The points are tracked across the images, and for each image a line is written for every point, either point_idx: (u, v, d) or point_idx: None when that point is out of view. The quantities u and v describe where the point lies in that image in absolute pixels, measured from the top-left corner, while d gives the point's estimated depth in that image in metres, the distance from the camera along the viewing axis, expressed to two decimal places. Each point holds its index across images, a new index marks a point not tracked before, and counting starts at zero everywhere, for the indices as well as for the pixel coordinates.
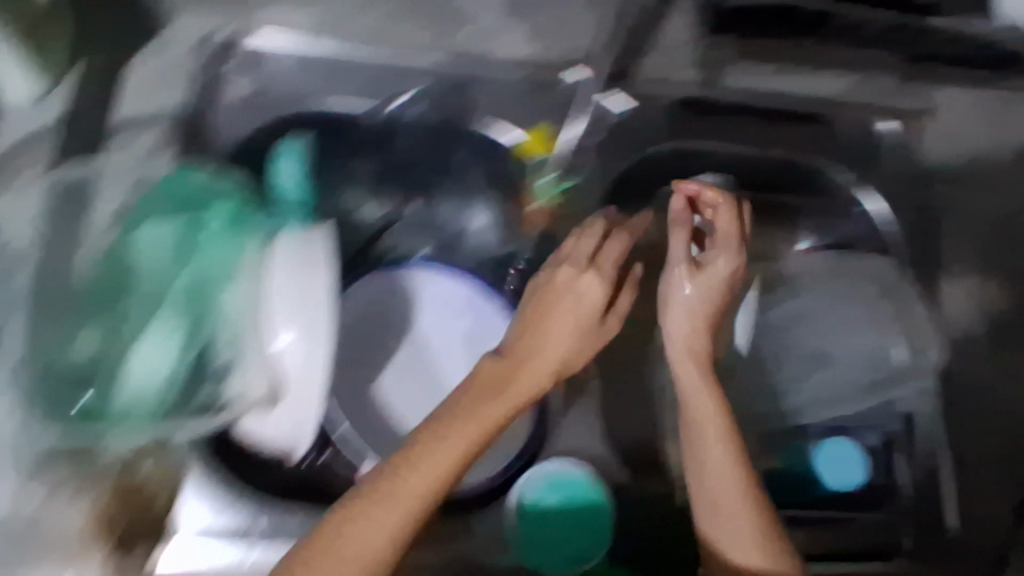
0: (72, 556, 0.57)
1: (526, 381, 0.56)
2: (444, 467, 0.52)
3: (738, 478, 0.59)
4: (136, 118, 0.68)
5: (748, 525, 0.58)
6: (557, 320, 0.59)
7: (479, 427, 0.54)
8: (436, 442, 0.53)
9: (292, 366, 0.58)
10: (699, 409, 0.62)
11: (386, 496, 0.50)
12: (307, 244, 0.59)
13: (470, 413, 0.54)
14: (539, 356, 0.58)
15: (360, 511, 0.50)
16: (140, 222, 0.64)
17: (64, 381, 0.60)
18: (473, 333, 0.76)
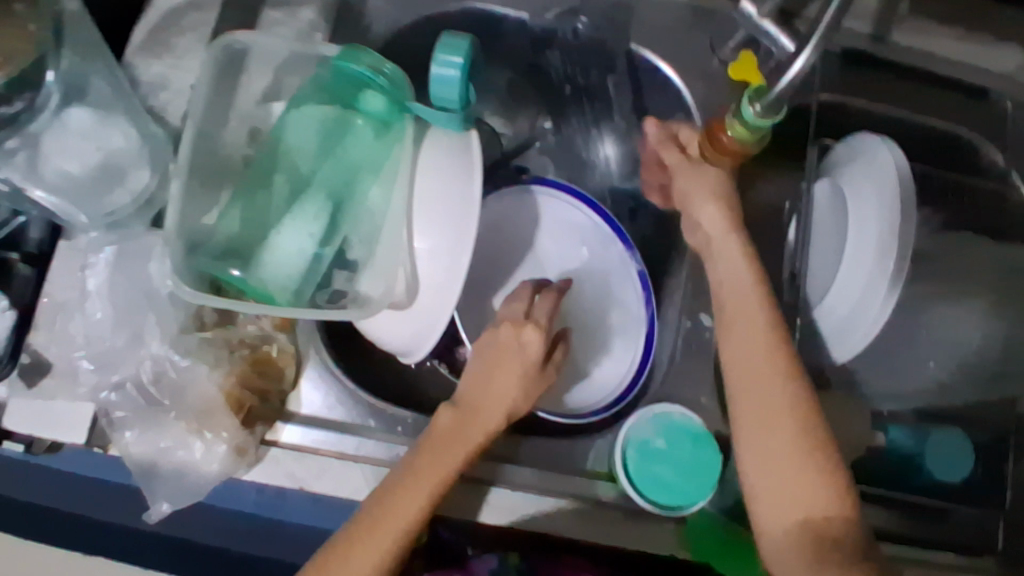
0: (207, 424, 0.58)
1: (490, 403, 0.57)
2: (422, 490, 0.55)
3: (787, 441, 0.55)
4: (308, 5, 0.70)
5: (800, 498, 0.54)
6: (510, 353, 0.58)
7: (449, 461, 0.55)
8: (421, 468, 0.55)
9: (435, 262, 0.62)
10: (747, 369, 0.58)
11: (376, 530, 0.53)
12: (461, 150, 0.64)
13: (445, 438, 0.56)
14: (499, 393, 0.57)
15: (352, 539, 0.53)
16: (298, 103, 0.65)
17: (214, 250, 0.61)
18: (590, 262, 0.77)
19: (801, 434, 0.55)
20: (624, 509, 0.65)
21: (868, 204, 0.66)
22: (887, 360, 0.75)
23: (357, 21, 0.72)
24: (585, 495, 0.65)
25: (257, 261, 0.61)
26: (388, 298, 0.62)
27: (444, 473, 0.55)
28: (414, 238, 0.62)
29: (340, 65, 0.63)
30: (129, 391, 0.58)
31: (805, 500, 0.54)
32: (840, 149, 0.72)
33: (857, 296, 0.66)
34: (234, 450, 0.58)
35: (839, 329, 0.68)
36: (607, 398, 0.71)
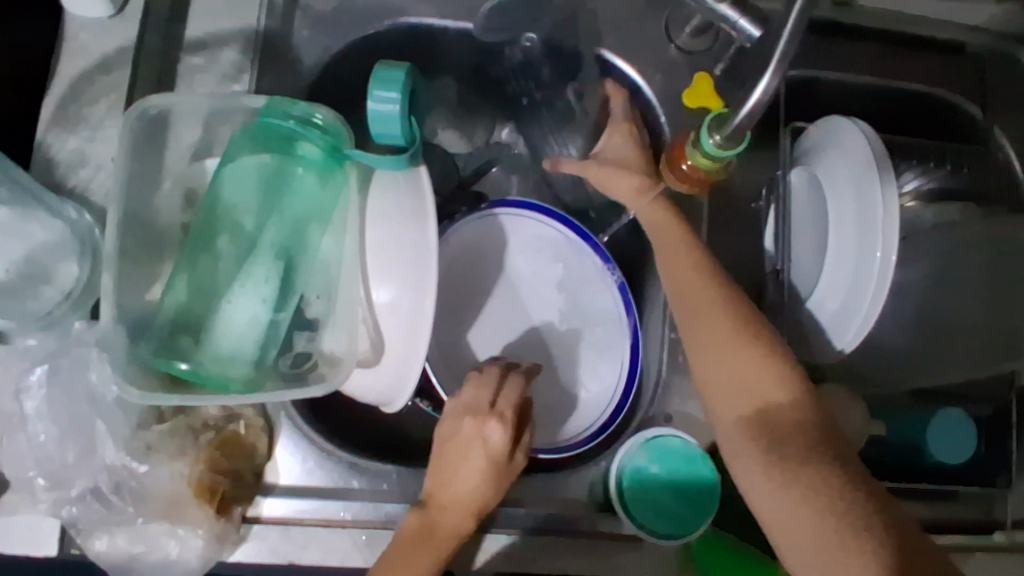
0: (179, 519, 0.55)
1: (458, 510, 0.55)
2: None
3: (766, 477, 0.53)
4: (229, 44, 0.64)
5: (810, 536, 0.50)
6: (471, 435, 0.56)
7: (426, 549, 0.54)
8: (401, 558, 0.54)
9: (398, 318, 0.58)
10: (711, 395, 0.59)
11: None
12: (412, 191, 0.59)
13: (423, 525, 0.55)
14: (463, 473, 0.55)
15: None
16: (231, 158, 0.58)
17: (160, 336, 0.56)
18: (565, 279, 0.72)
19: (798, 462, 0.52)
20: (628, 539, 0.62)
21: (846, 191, 0.62)
22: (883, 348, 0.71)
23: (286, 53, 0.66)
24: (586, 531, 0.63)
25: (209, 339, 0.57)
26: (354, 356, 0.59)
27: None
28: (373, 291, 0.58)
29: (266, 120, 0.58)
30: (91, 502, 0.55)
31: (798, 495, 0.51)
32: (817, 132, 0.67)
33: (846, 289, 0.62)
34: (213, 539, 0.56)
35: (833, 325, 0.64)
36: (597, 421, 0.68)
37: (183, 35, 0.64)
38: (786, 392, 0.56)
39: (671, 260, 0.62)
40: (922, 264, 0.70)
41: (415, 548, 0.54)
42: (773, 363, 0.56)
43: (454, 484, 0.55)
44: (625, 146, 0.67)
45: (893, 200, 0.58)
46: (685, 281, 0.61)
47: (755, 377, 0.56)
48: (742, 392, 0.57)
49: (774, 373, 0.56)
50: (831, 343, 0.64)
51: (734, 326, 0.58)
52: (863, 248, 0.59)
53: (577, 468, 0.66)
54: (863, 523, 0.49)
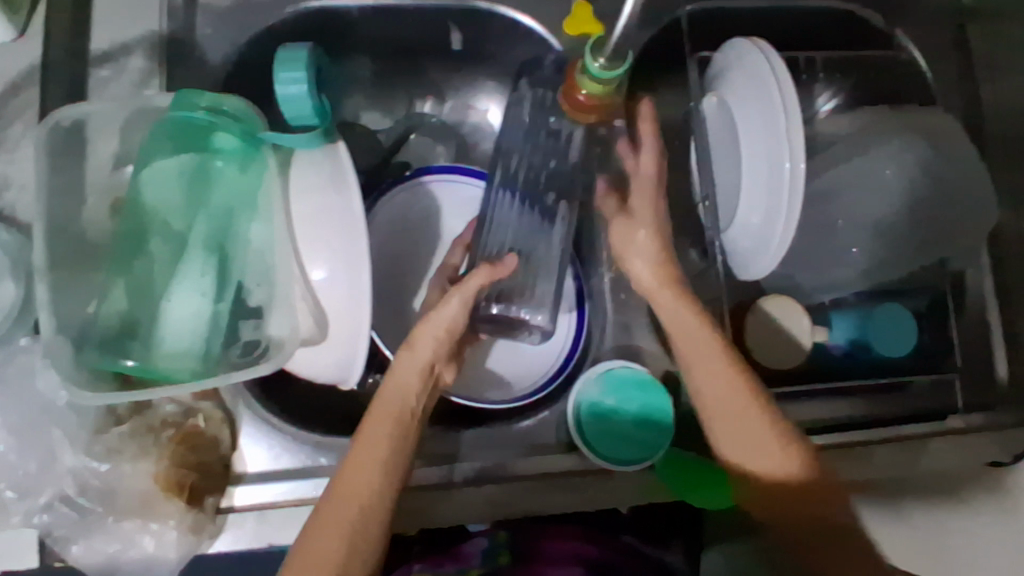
0: (151, 515, 0.58)
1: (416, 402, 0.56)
2: (366, 475, 0.51)
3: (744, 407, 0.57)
4: (134, 52, 0.66)
5: (761, 435, 0.56)
6: (436, 336, 0.57)
7: (387, 432, 0.53)
8: (362, 451, 0.52)
9: (336, 290, 0.59)
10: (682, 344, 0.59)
11: (327, 528, 0.50)
12: (332, 165, 0.60)
13: (379, 416, 0.54)
14: (415, 365, 0.56)
15: (307, 543, 0.49)
16: (146, 161, 0.60)
17: (102, 340, 0.57)
18: None
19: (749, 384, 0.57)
20: (595, 472, 0.65)
21: (751, 106, 0.64)
22: (813, 259, 0.73)
23: (193, 54, 0.67)
24: (556, 471, 0.65)
25: (153, 338, 0.58)
26: (298, 335, 0.60)
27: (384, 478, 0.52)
28: (308, 269, 0.59)
29: (177, 114, 0.59)
30: (60, 508, 0.58)
31: (743, 406, 0.57)
32: (719, 59, 0.69)
33: (762, 203, 0.64)
34: (188, 530, 0.57)
35: (757, 241, 0.65)
36: (553, 363, 0.72)
37: (88, 48, 0.65)
38: (795, 462, 0.56)
39: (684, 331, 0.59)
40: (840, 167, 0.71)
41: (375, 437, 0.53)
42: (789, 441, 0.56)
43: (402, 371, 0.56)
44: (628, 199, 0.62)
45: (793, 103, 0.60)
46: (699, 363, 0.58)
47: (773, 456, 0.56)
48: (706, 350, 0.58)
49: (784, 448, 0.56)
50: (757, 259, 0.65)
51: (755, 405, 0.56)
52: (772, 156, 0.61)
53: (540, 412, 0.69)
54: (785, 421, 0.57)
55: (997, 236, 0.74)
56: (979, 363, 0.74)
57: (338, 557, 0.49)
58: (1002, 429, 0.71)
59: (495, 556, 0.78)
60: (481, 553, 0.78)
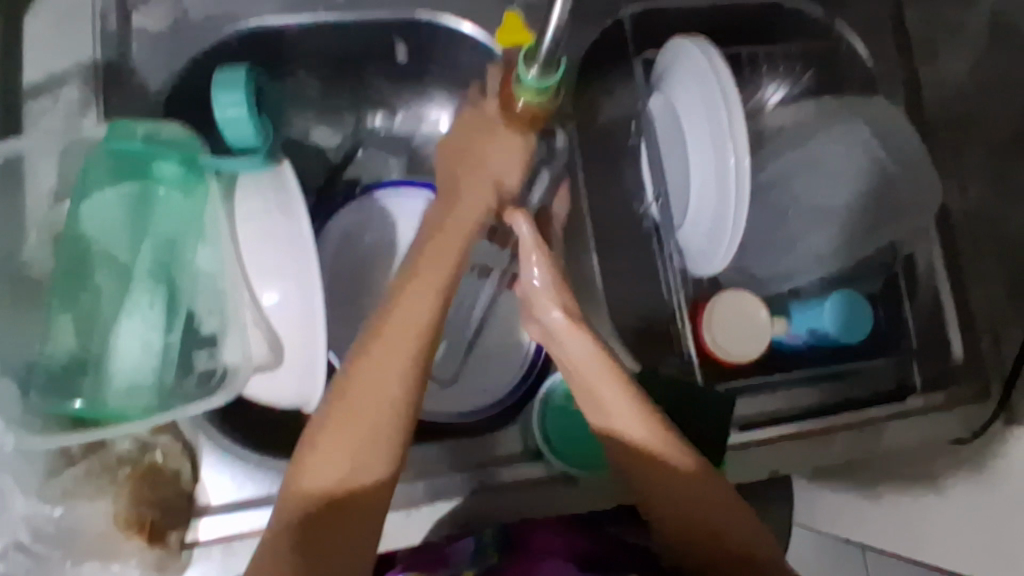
0: (110, 556, 0.57)
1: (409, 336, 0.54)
2: (386, 388, 0.52)
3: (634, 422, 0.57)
4: (69, 82, 0.64)
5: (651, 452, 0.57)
6: (458, 245, 0.58)
7: (410, 346, 0.54)
8: (376, 369, 0.52)
9: (290, 312, 0.59)
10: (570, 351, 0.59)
11: (345, 428, 0.52)
12: (277, 189, 0.61)
13: (407, 328, 0.54)
14: (442, 274, 0.56)
15: (322, 442, 0.51)
16: (85, 194, 0.59)
17: (48, 382, 0.56)
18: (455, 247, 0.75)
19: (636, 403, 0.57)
20: (562, 478, 0.66)
21: (695, 104, 0.65)
22: (771, 252, 0.73)
23: (129, 79, 0.65)
24: (524, 480, 0.65)
25: (103, 376, 0.57)
26: (252, 362, 0.59)
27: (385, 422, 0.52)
28: (259, 293, 0.60)
29: (116, 145, 0.59)
30: (15, 556, 0.56)
31: (639, 424, 0.57)
32: (664, 57, 0.69)
33: (712, 200, 0.64)
34: (151, 568, 0.57)
35: (707, 238, 0.66)
36: (517, 370, 0.73)
37: (20, 82, 0.64)
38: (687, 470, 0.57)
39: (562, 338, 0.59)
40: (786, 159, 0.72)
41: (399, 343, 0.53)
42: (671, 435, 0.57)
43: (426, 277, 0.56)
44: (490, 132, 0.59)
45: (735, 100, 0.60)
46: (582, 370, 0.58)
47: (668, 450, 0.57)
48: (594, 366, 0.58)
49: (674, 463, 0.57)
50: (711, 255, 0.66)
51: (638, 415, 0.57)
52: (718, 152, 0.62)
53: (506, 426, 0.69)
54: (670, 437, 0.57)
55: (945, 216, 0.76)
56: (937, 343, 0.75)
57: (354, 457, 0.51)
58: (964, 405, 0.73)
59: (485, 552, 0.66)
60: (470, 554, 0.64)
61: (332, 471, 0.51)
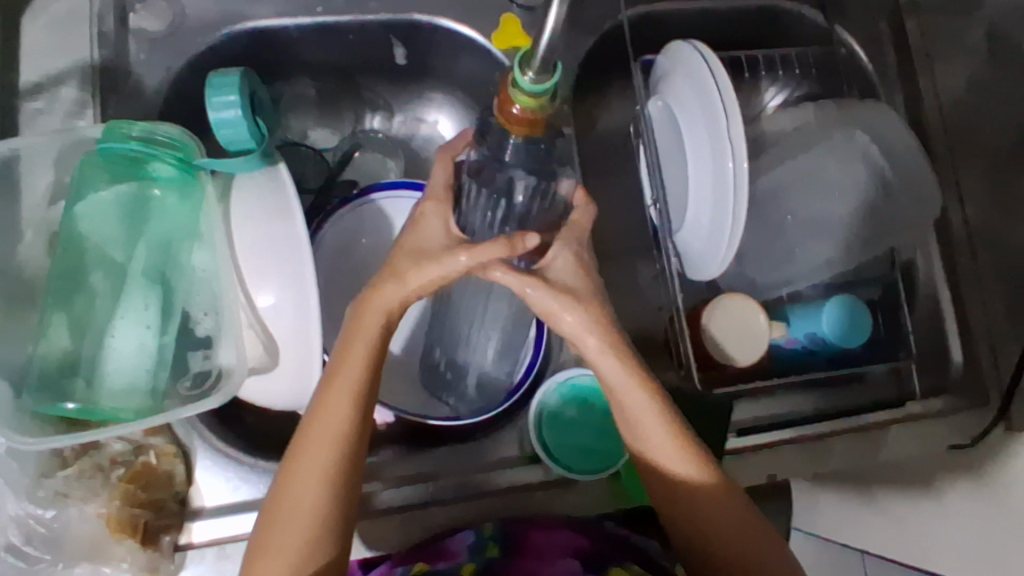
0: (102, 559, 0.56)
1: (354, 369, 0.52)
2: (311, 485, 0.50)
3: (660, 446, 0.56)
4: (67, 82, 0.64)
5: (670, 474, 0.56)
6: (376, 323, 0.53)
7: (333, 438, 0.51)
8: (321, 416, 0.51)
9: (284, 316, 0.59)
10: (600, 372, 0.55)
11: (280, 527, 0.50)
12: (273, 189, 0.60)
13: (327, 421, 0.51)
14: (373, 332, 0.53)
15: (263, 544, 0.50)
16: (81, 195, 0.59)
17: (43, 381, 0.56)
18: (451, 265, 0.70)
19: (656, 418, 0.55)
20: (558, 482, 0.66)
21: (695, 108, 0.64)
22: (768, 255, 0.73)
23: (126, 80, 0.66)
24: (519, 485, 0.65)
25: (98, 376, 0.57)
26: (247, 364, 0.59)
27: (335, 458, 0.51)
28: (254, 295, 0.59)
29: (108, 145, 0.57)
30: (5, 558, 0.56)
31: (659, 447, 0.56)
32: (663, 61, 0.69)
33: (711, 204, 0.64)
34: (142, 570, 0.56)
35: (707, 242, 0.66)
36: (514, 375, 0.70)
37: (18, 80, 0.64)
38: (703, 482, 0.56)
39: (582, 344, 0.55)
40: (786, 163, 0.72)
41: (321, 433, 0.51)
42: (693, 448, 0.56)
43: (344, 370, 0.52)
44: (436, 227, 0.55)
45: (735, 105, 0.60)
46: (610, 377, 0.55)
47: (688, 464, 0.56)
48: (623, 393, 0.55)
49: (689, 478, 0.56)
50: (710, 258, 0.66)
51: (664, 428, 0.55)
52: (716, 156, 0.62)
53: (502, 429, 0.68)
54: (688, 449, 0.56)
55: (944, 222, 0.75)
56: (936, 349, 0.75)
57: (294, 556, 0.49)
58: (958, 414, 0.73)
59: (483, 549, 0.68)
60: (469, 549, 0.68)
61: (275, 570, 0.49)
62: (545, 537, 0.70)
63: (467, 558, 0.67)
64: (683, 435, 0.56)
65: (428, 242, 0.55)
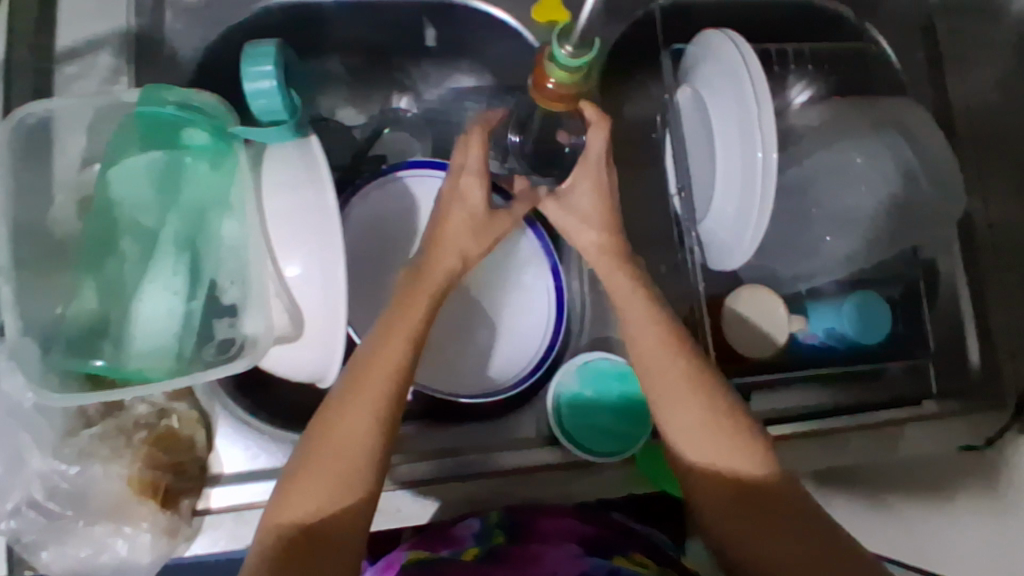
0: (123, 518, 0.56)
1: (413, 317, 0.56)
2: (361, 429, 0.51)
3: (689, 383, 0.56)
4: (102, 47, 0.65)
5: (693, 412, 0.55)
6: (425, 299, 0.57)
7: (391, 372, 0.53)
8: (381, 351, 0.54)
9: (310, 290, 0.59)
10: (630, 315, 0.60)
11: (322, 462, 0.50)
12: (305, 161, 0.60)
13: (390, 360, 0.53)
14: (431, 287, 0.58)
15: (301, 476, 0.50)
16: (114, 158, 0.59)
17: (71, 342, 0.57)
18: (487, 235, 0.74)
19: (677, 355, 0.57)
20: (575, 465, 0.66)
21: (725, 97, 0.65)
22: (789, 248, 0.73)
23: (161, 49, 0.66)
24: (536, 466, 0.66)
25: (125, 339, 0.57)
26: (273, 333, 0.59)
27: (390, 390, 0.53)
28: (283, 265, 0.59)
29: (145, 110, 0.58)
30: (28, 513, 0.56)
31: (685, 384, 0.56)
32: (692, 52, 0.70)
33: (737, 193, 0.64)
34: (161, 533, 0.56)
35: (731, 231, 0.66)
36: (533, 357, 0.71)
37: (55, 44, 0.64)
38: (748, 442, 0.55)
39: (626, 312, 0.60)
40: (813, 157, 0.71)
41: (382, 369, 0.53)
42: (744, 431, 0.55)
43: (405, 324, 0.55)
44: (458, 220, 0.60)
45: (765, 93, 0.60)
46: (641, 341, 0.59)
47: (696, 417, 0.55)
48: (648, 337, 0.58)
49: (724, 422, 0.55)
50: (734, 247, 0.66)
51: (680, 365, 0.57)
52: (746, 145, 0.62)
53: (520, 411, 0.69)
54: (703, 380, 0.57)
55: (966, 222, 0.75)
56: (954, 347, 0.75)
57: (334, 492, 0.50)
58: (974, 414, 0.72)
59: (490, 537, 0.66)
60: (474, 535, 0.65)
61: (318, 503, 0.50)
62: (550, 524, 0.68)
63: (472, 543, 0.64)
64: (731, 410, 0.56)
65: (459, 220, 0.60)
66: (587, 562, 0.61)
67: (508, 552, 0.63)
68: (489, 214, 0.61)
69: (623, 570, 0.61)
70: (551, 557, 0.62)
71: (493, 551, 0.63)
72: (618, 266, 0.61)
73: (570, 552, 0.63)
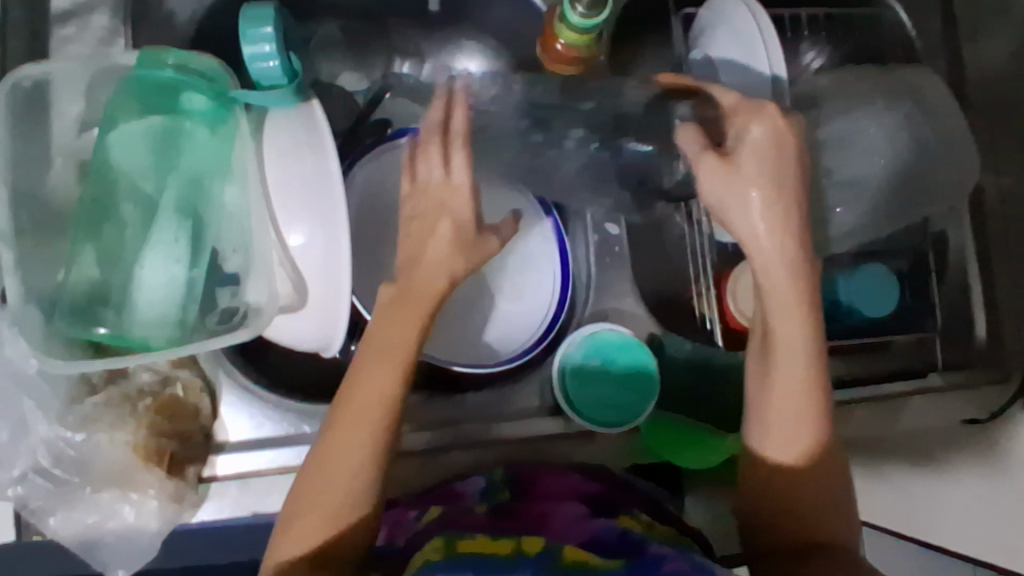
0: (129, 485, 0.57)
1: (362, 414, 0.52)
2: (314, 517, 0.51)
3: (808, 354, 0.54)
4: (98, 8, 0.64)
5: (798, 392, 0.54)
6: (430, 303, 0.53)
7: (342, 472, 0.52)
8: (335, 452, 0.52)
9: (312, 258, 0.57)
10: (756, 242, 0.53)
11: (300, 534, 0.51)
12: (307, 125, 0.58)
13: (340, 457, 0.52)
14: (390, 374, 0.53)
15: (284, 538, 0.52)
16: (112, 122, 0.58)
17: (72, 309, 0.56)
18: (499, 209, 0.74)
19: (802, 317, 0.53)
20: (578, 434, 0.68)
21: (739, 63, 0.63)
22: None
23: (158, 8, 0.65)
24: (536, 435, 0.68)
25: (126, 307, 0.57)
26: (278, 302, 0.58)
27: (340, 488, 0.52)
28: (286, 234, 0.57)
29: (147, 74, 0.58)
30: (34, 479, 0.57)
31: (792, 363, 0.54)
32: (705, 15, 0.68)
33: None
34: (169, 500, 0.57)
35: None
36: (537, 329, 0.71)
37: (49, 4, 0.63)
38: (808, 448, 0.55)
39: (762, 265, 0.53)
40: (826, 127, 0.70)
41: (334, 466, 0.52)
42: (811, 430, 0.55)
43: (357, 410, 0.52)
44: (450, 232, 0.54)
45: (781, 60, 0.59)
46: (773, 291, 0.53)
47: (795, 393, 0.54)
48: (794, 295, 0.53)
49: (801, 432, 0.55)
50: None
51: (803, 316, 0.53)
52: None
53: (524, 381, 0.70)
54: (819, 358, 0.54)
55: (978, 194, 0.74)
56: (961, 322, 0.74)
57: (341, 481, 0.52)
58: (979, 389, 0.72)
59: (495, 493, 0.64)
60: (480, 493, 0.64)
61: (332, 490, 0.52)
62: (555, 483, 0.65)
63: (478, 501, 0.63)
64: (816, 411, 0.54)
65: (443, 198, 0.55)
66: (596, 526, 0.58)
67: (514, 509, 0.62)
68: (478, 231, 0.55)
69: (630, 534, 0.57)
70: (559, 519, 0.60)
71: (498, 507, 0.62)
72: (793, 251, 0.53)
73: (575, 512, 0.61)
